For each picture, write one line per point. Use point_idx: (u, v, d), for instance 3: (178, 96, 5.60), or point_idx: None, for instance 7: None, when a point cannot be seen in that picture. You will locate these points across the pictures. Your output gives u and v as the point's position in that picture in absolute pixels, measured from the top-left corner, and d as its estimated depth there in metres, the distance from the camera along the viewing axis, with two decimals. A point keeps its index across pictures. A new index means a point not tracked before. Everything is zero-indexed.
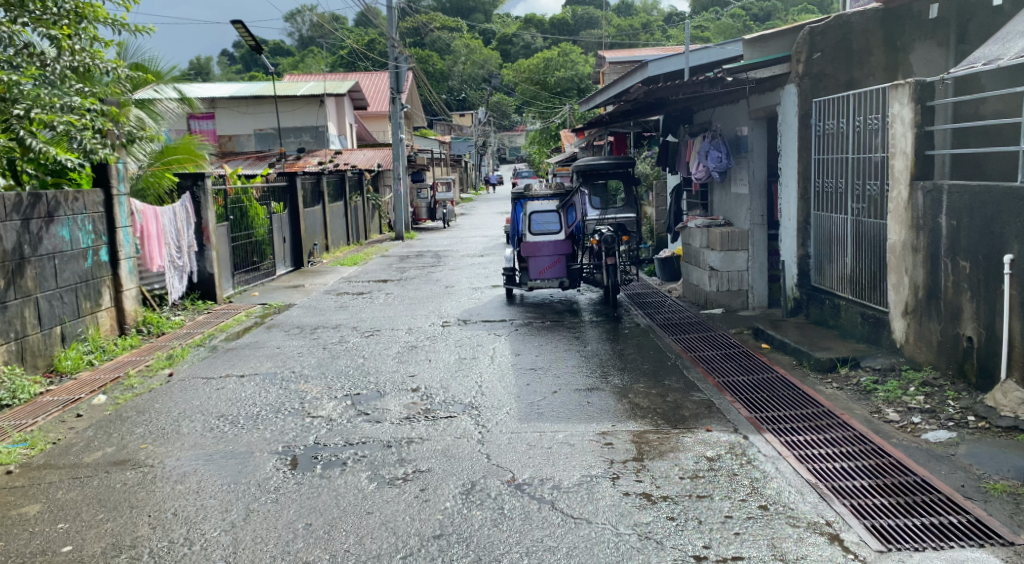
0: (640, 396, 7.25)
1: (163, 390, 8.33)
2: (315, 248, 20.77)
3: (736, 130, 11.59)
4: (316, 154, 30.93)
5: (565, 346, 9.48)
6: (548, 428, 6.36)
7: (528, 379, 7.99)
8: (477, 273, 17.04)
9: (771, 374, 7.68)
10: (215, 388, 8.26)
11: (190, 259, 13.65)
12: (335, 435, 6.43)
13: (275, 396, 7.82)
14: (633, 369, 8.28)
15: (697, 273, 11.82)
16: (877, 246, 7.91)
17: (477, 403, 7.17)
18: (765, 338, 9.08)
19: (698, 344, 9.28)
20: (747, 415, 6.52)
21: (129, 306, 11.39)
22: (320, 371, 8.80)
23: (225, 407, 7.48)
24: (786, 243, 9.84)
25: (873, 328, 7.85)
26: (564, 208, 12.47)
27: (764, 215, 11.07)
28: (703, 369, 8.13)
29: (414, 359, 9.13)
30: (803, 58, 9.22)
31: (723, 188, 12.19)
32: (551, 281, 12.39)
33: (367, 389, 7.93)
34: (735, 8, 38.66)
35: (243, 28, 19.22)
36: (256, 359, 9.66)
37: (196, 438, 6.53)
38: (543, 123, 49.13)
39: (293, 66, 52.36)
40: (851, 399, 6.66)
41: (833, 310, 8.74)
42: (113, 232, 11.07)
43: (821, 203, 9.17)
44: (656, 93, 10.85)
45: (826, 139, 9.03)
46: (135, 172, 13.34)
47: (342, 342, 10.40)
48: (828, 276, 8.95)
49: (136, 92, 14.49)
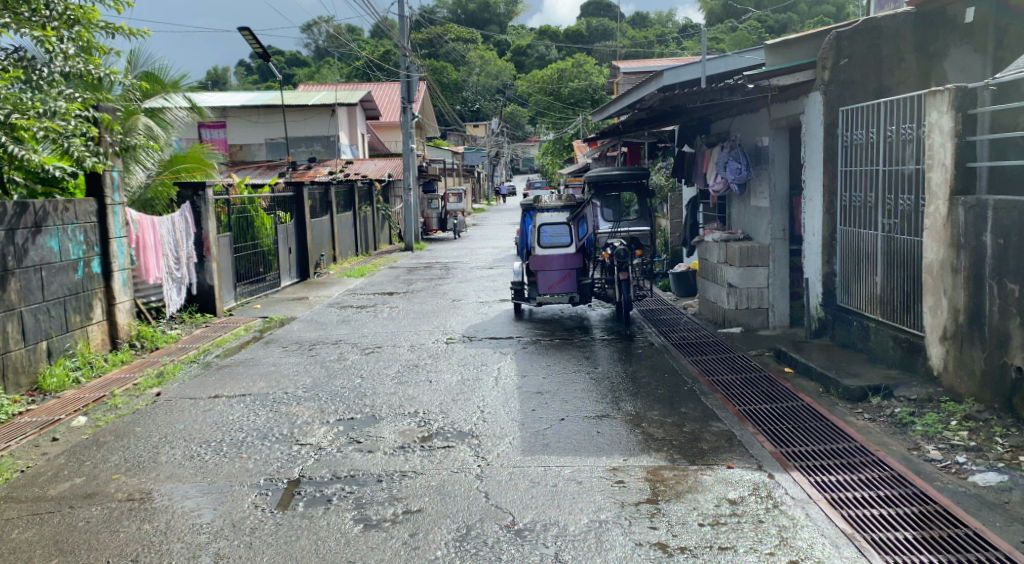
0: (654, 425, 6.73)
1: (148, 411, 7.83)
2: (321, 259, 20.33)
3: (757, 140, 11.02)
4: (326, 163, 30.52)
5: (575, 367, 8.96)
6: (553, 463, 5.84)
7: (535, 403, 7.47)
8: (486, 286, 16.52)
9: (796, 403, 7.12)
10: (202, 411, 7.77)
11: (188, 270, 13.18)
12: (323, 467, 5.95)
13: (265, 420, 7.33)
14: (647, 393, 7.76)
15: (714, 289, 11.30)
16: (910, 264, 7.38)
17: (478, 432, 6.66)
18: (787, 362, 8.54)
19: (716, 367, 8.73)
20: (772, 449, 5.99)
21: (122, 320, 10.94)
22: (315, 392, 8.31)
23: (210, 432, 7.00)
24: (810, 260, 9.32)
25: (906, 353, 7.32)
26: (575, 220, 11.96)
27: (786, 229, 10.53)
28: (722, 395, 7.58)
29: (413, 380, 8.64)
30: (830, 65, 8.67)
31: (742, 202, 11.61)
32: (560, 296, 11.88)
33: (363, 413, 7.42)
34: (750, 21, 38.23)
35: (250, 35, 18.85)
36: (250, 377, 9.18)
37: (174, 468, 6.05)
38: (557, 135, 48.63)
39: (308, 76, 52.07)
40: (886, 433, 6.11)
41: (861, 333, 8.20)
42: (106, 242, 10.66)
43: (848, 218, 8.63)
44: (672, 100, 10.22)
45: (853, 150, 8.49)
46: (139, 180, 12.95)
47: (341, 360, 9.91)
48: (856, 296, 8.40)
49: (146, 101, 14.08)
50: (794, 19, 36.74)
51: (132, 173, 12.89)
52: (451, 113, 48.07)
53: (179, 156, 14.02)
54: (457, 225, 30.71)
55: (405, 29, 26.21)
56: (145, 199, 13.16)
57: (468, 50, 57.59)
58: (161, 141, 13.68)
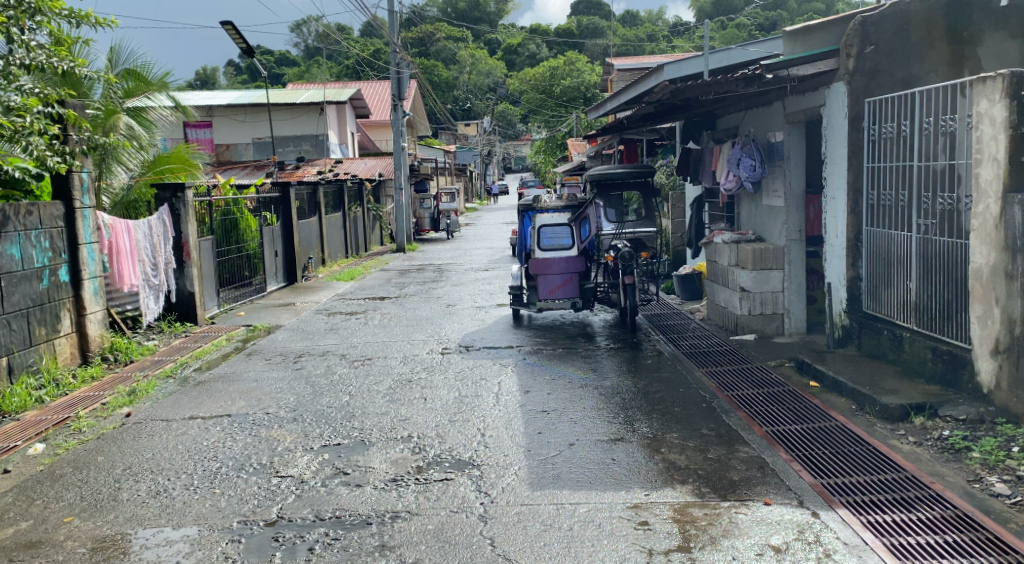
0: (674, 450, 6.05)
1: (115, 436, 7.12)
2: (309, 262, 19.60)
3: (770, 135, 10.29)
4: (315, 162, 29.79)
5: (581, 381, 8.28)
6: (566, 500, 5.20)
7: (540, 425, 6.79)
8: (481, 290, 15.82)
9: (828, 422, 6.47)
10: (174, 435, 7.06)
11: (166, 276, 12.41)
12: (305, 506, 5.28)
13: (243, 447, 6.62)
14: (663, 411, 7.09)
15: (724, 294, 10.62)
16: (952, 269, 6.72)
17: (479, 461, 5.98)
18: (811, 375, 7.88)
19: (734, 381, 8.07)
20: (811, 480, 5.35)
21: (93, 332, 10.21)
22: (298, 413, 7.60)
23: (181, 461, 6.29)
24: (832, 263, 8.66)
25: (949, 367, 6.67)
26: (577, 221, 11.28)
27: (802, 230, 9.85)
28: (745, 413, 6.92)
29: (406, 397, 7.94)
30: (854, 53, 7.97)
31: (753, 200, 10.92)
32: (562, 302, 11.19)
33: (350, 438, 6.74)
34: (743, 19, 37.67)
35: (233, 30, 18.06)
36: (228, 395, 8.48)
37: (136, 508, 5.36)
38: (550, 133, 47.95)
39: (296, 75, 51.14)
40: (937, 460, 5.47)
41: (893, 343, 7.54)
42: (75, 249, 9.94)
43: (875, 218, 7.97)
44: (682, 92, 9.44)
45: (881, 145, 7.83)
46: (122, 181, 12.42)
47: (328, 374, 9.20)
48: (886, 303, 7.74)
49: (128, 99, 13.21)
50: (786, 17, 36.25)
51: (113, 174, 12.19)
52: (442, 112, 47.37)
53: (163, 156, 13.18)
54: (450, 227, 30.11)
55: (395, 26, 25.45)
56: (127, 203, 12.44)
57: None
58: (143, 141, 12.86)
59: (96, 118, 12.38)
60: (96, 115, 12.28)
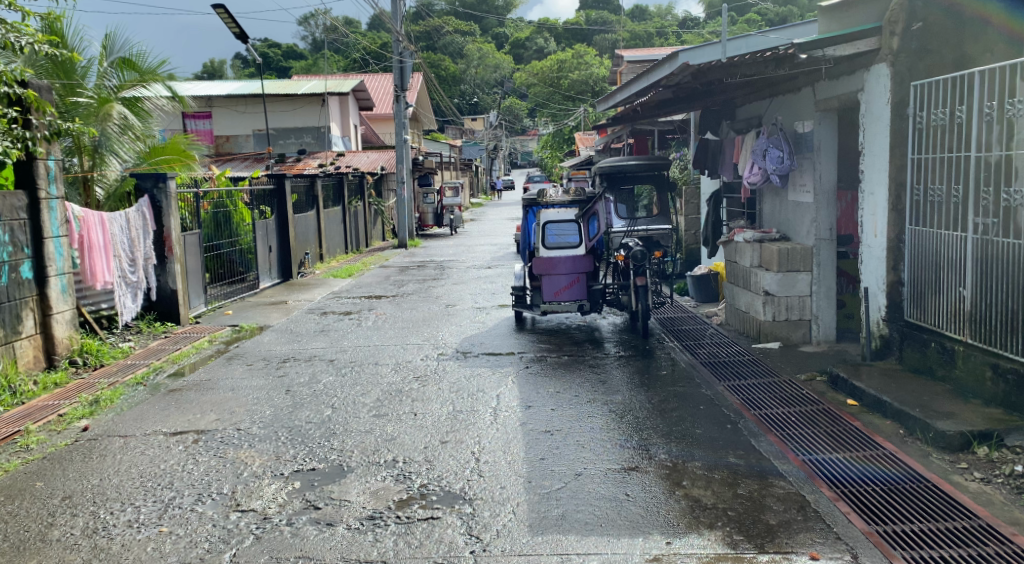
0: (697, 484, 5.21)
1: (65, 455, 6.32)
2: (306, 257, 18.80)
3: (799, 125, 9.43)
4: (315, 156, 28.95)
5: (588, 395, 7.44)
6: (573, 550, 4.40)
7: (543, 449, 5.95)
8: (484, 289, 14.97)
9: (875, 451, 5.65)
10: (129, 456, 6.25)
11: (145, 273, 11.55)
12: (262, 553, 4.50)
13: (204, 473, 5.80)
14: (683, 433, 6.26)
15: (745, 297, 9.77)
16: (1016, 275, 5.91)
17: (471, 494, 5.16)
18: (848, 392, 7.03)
19: (761, 398, 7.22)
20: (865, 526, 4.55)
21: (60, 333, 9.40)
22: (272, 429, 6.78)
23: (129, 490, 5.49)
24: (869, 265, 7.81)
25: (1015, 388, 5.88)
26: (584, 217, 10.41)
27: (833, 228, 8.99)
28: (777, 438, 6.10)
29: (394, 413, 7.10)
30: (900, 30, 7.14)
31: (778, 195, 10.08)
32: (568, 304, 10.31)
33: (327, 462, 5.91)
34: (752, 13, 36.64)
35: (225, 13, 17.25)
36: (200, 407, 7.67)
37: (65, 552, 4.59)
38: (557, 127, 47.01)
39: (302, 68, 50.36)
40: (1012, 504, 4.70)
41: (943, 358, 6.72)
42: (40, 243, 9.14)
43: (919, 216, 7.13)
44: (705, 74, 8.51)
45: (928, 133, 6.99)
46: (117, 173, 11.74)
47: (311, 383, 8.37)
48: (933, 312, 6.90)
49: (121, 91, 12.48)
50: (794, 12, 35.60)
51: (108, 165, 11.55)
52: (448, 106, 46.49)
53: (159, 147, 12.54)
54: (453, 220, 28.77)
55: (398, 15, 24.54)
56: (121, 194, 11.66)
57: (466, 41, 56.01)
58: (139, 131, 12.07)
59: (89, 108, 11.73)
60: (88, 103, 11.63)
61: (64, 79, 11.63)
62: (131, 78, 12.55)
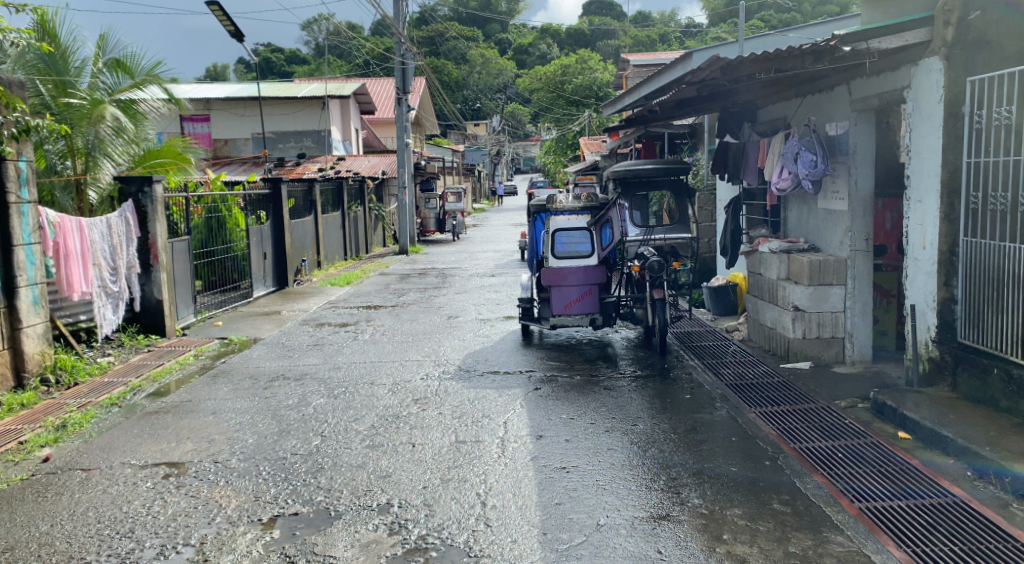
0: (741, 539, 4.50)
1: (17, 493, 5.59)
2: (303, 265, 18.05)
3: (831, 126, 8.68)
4: (316, 160, 28.23)
5: (607, 424, 6.69)
6: None
7: (559, 491, 5.22)
8: (489, 300, 14.22)
9: (943, 499, 4.93)
10: (87, 495, 5.50)
11: (127, 282, 10.78)
12: None
13: (172, 517, 5.07)
14: (719, 471, 5.53)
15: (770, 311, 9.02)
16: None
17: (478, 551, 4.47)
18: (897, 423, 6.28)
19: (798, 428, 6.47)
20: None
21: (32, 348, 8.68)
22: (253, 462, 6.04)
23: (82, 541, 4.76)
24: (916, 279, 7.06)
25: None
26: (597, 225, 9.61)
27: (869, 239, 8.25)
28: (824, 478, 5.36)
29: (390, 443, 6.35)
30: (955, 21, 6.44)
31: (807, 202, 9.33)
32: (579, 317, 9.54)
33: (311, 505, 5.17)
34: (759, 19, 35.95)
35: (221, 12, 16.56)
36: (176, 433, 6.93)
37: None
38: (562, 132, 46.29)
39: (304, 72, 49.67)
40: None
41: (1006, 387, 6.00)
42: (9, 251, 8.41)
43: (976, 226, 6.39)
44: (734, 70, 7.73)
45: (988, 134, 6.25)
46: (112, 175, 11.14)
47: (300, 406, 7.63)
48: (992, 334, 6.16)
49: (117, 94, 11.67)
50: (800, 18, 34.68)
51: (102, 169, 10.99)
52: (450, 112, 45.75)
53: (154, 150, 11.85)
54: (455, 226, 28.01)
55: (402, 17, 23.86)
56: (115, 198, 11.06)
57: (469, 46, 55.26)
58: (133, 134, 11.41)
59: (82, 109, 10.94)
60: (81, 105, 10.85)
61: (55, 78, 10.88)
62: (126, 83, 11.78)
